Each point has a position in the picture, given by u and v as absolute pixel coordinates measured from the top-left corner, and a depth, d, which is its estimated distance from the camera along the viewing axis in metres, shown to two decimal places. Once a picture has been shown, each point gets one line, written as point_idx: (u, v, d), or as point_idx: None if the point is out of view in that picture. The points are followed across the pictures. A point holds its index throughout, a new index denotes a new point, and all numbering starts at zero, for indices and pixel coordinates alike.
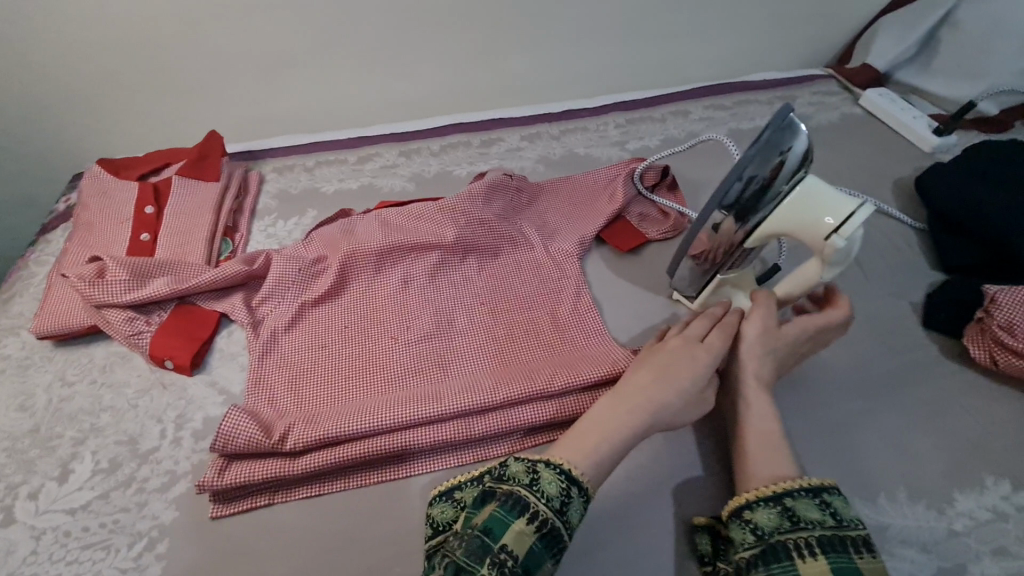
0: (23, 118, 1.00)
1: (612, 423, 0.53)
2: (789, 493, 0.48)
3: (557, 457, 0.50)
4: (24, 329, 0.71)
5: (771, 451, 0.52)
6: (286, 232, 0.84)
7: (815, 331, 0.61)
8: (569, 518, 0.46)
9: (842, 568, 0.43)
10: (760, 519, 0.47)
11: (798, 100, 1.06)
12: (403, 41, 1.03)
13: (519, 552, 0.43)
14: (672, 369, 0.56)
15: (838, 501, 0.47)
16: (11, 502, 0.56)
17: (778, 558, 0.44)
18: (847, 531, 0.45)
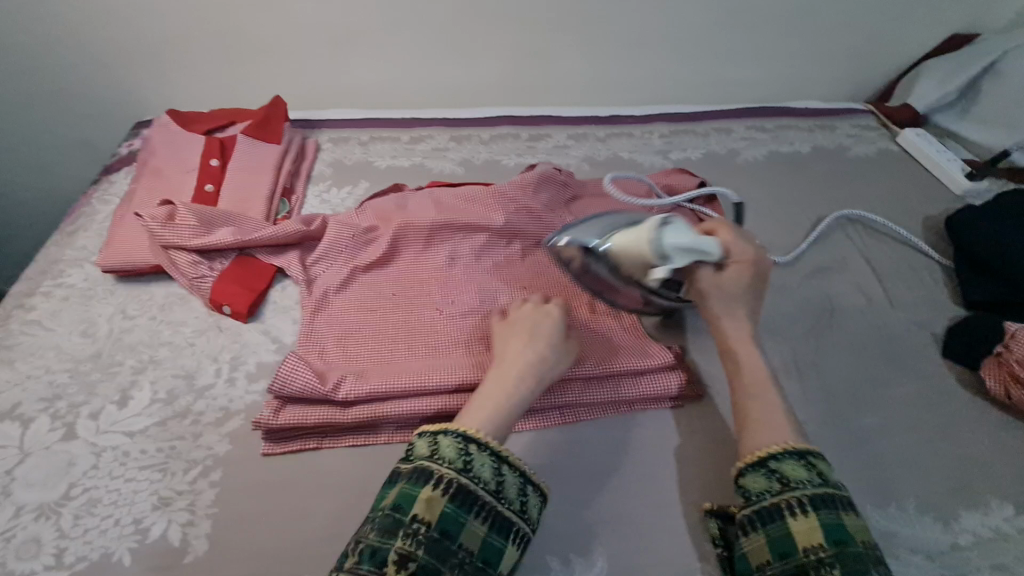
0: (95, 63, 1.05)
1: (501, 387, 0.55)
2: (775, 458, 0.51)
3: (462, 424, 0.52)
4: (89, 261, 0.75)
5: (766, 404, 0.56)
6: (339, 200, 0.87)
7: (755, 271, 0.64)
8: (480, 474, 0.48)
9: (833, 524, 0.47)
10: (752, 485, 0.51)
11: (836, 132, 1.10)
12: (465, 31, 1.06)
13: (429, 518, 0.46)
14: (537, 331, 0.61)
15: (821, 459, 0.51)
16: (73, 419, 0.59)
17: (772, 521, 0.48)
18: (832, 489, 0.49)
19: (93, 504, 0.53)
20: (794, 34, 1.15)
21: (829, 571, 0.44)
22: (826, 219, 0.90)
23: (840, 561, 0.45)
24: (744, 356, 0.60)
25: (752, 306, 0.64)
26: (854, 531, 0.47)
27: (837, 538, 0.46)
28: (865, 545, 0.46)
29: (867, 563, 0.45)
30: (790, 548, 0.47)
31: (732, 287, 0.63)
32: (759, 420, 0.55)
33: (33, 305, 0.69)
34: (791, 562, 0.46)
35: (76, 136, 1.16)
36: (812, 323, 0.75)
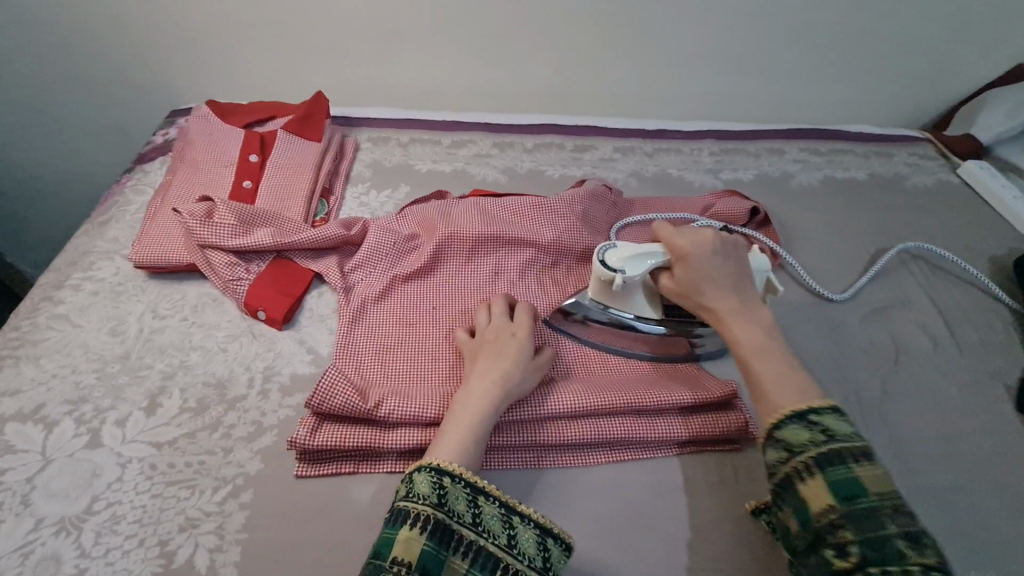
0: (132, 48, 1.02)
1: (464, 408, 0.52)
2: (776, 425, 0.44)
3: (434, 457, 0.47)
4: (120, 255, 0.73)
5: (768, 373, 0.47)
6: (379, 204, 0.84)
7: (700, 250, 0.56)
8: (454, 506, 0.45)
9: (842, 480, 0.40)
10: (762, 455, 0.45)
11: (894, 160, 1.05)
12: (513, 35, 1.03)
13: (409, 559, 0.42)
14: (502, 352, 0.57)
15: (828, 411, 0.44)
16: (98, 424, 0.56)
17: (787, 490, 0.42)
18: (840, 443, 0.42)
19: (116, 521, 0.49)
20: (853, 55, 1.11)
21: (843, 534, 0.38)
22: (886, 253, 0.85)
23: (852, 522, 0.38)
24: (729, 335, 0.51)
25: (723, 278, 0.54)
26: (867, 483, 0.40)
27: (848, 494, 0.40)
28: (882, 497, 0.39)
29: (883, 519, 0.38)
30: (806, 515, 0.41)
31: (685, 278, 0.55)
32: (766, 391, 0.46)
33: (62, 298, 0.67)
34: (809, 531, 0.40)
35: (108, 121, 1.13)
36: (875, 365, 0.71)
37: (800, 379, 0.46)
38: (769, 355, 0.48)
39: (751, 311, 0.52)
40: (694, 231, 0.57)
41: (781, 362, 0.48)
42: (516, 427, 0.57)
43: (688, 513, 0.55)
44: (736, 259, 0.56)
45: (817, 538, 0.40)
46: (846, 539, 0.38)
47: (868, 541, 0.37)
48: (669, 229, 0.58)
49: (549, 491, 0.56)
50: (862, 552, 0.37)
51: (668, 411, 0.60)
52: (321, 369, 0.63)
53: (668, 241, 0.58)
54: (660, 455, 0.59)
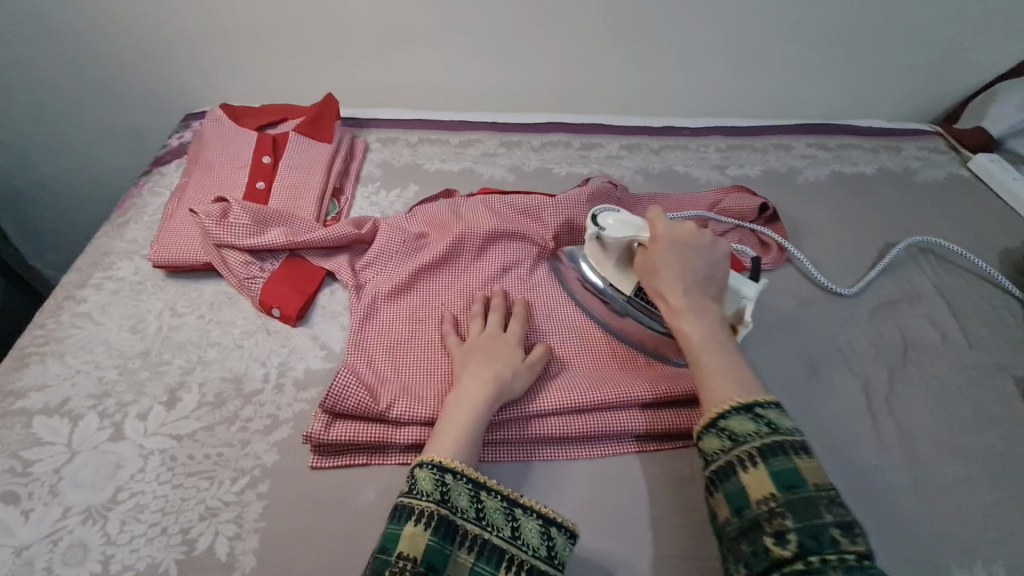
0: (148, 54, 1.05)
1: (459, 408, 0.53)
2: (722, 415, 0.48)
3: (433, 454, 0.49)
4: (138, 255, 0.75)
5: (711, 364, 0.52)
6: (389, 203, 0.85)
7: (677, 241, 0.60)
8: (458, 503, 0.46)
9: (784, 470, 0.44)
10: (705, 446, 0.48)
11: (902, 154, 1.04)
12: (520, 35, 1.04)
13: (415, 554, 0.43)
14: (494, 355, 0.59)
15: (771, 408, 0.48)
16: (121, 418, 0.58)
17: (726, 478, 0.46)
18: (780, 435, 0.46)
19: (140, 510, 0.51)
20: (861, 49, 1.10)
21: (781, 521, 0.42)
22: (895, 247, 0.85)
23: (792, 510, 0.42)
24: (683, 324, 0.56)
25: (692, 271, 0.58)
26: (807, 474, 0.44)
27: (788, 483, 0.43)
28: (818, 487, 0.43)
29: (819, 507, 0.42)
30: (744, 502, 0.44)
31: (658, 261, 0.59)
32: (709, 377, 0.51)
33: (84, 297, 0.69)
34: (746, 518, 0.43)
35: (125, 125, 1.16)
36: (883, 358, 0.71)
37: (742, 374, 0.52)
38: (716, 348, 0.53)
39: (709, 307, 0.57)
40: (681, 223, 0.61)
41: (725, 356, 0.53)
42: (520, 423, 0.58)
43: (696, 506, 0.55)
44: (705, 257, 0.59)
45: (754, 525, 0.43)
46: (784, 526, 0.41)
47: (804, 527, 0.41)
48: (658, 215, 0.62)
49: (559, 483, 0.56)
50: (799, 538, 0.40)
51: (673, 403, 0.61)
52: (335, 364, 0.64)
53: (653, 226, 0.61)
54: (666, 448, 0.60)
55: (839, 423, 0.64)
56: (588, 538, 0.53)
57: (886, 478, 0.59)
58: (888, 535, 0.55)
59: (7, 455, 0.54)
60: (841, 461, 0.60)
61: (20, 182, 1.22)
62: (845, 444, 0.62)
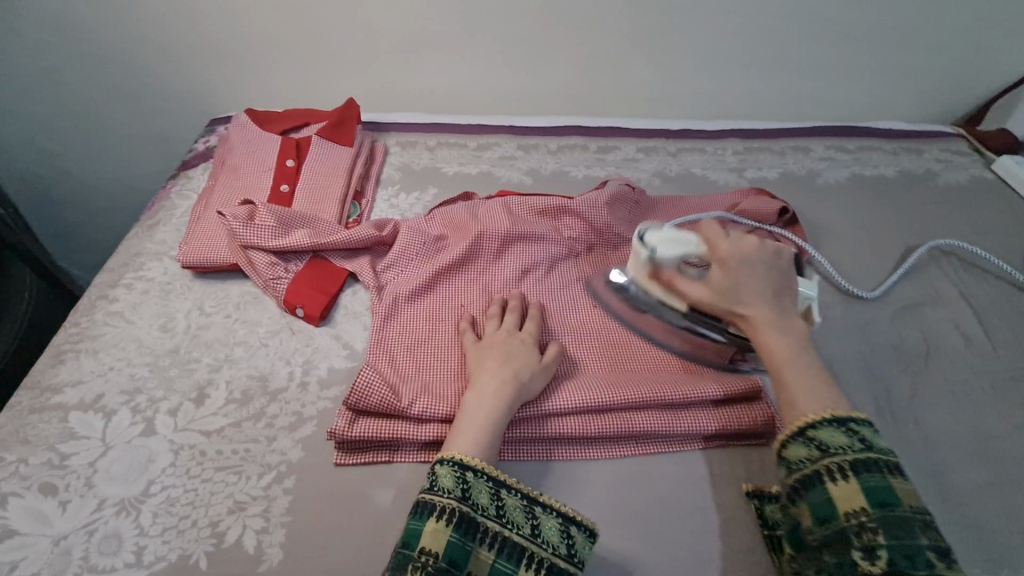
0: (176, 62, 1.08)
1: (478, 406, 0.54)
2: (813, 425, 0.47)
3: (453, 451, 0.50)
4: (167, 256, 0.77)
5: (798, 384, 0.50)
6: (408, 206, 0.87)
7: (739, 255, 0.58)
8: (480, 501, 0.47)
9: (877, 487, 0.44)
10: (790, 453, 0.48)
11: (923, 155, 1.03)
12: (537, 40, 1.05)
13: (437, 549, 0.44)
14: (511, 354, 0.59)
15: (865, 424, 0.47)
16: (153, 414, 0.60)
17: (812, 487, 0.46)
18: (876, 454, 0.46)
19: (171, 503, 0.53)
20: (882, 50, 1.09)
21: (873, 537, 0.42)
22: (916, 250, 0.85)
23: (884, 527, 0.42)
24: (764, 343, 0.54)
25: (762, 283, 0.57)
26: (902, 495, 0.44)
27: (883, 501, 0.43)
28: (913, 509, 0.43)
29: (915, 529, 0.42)
30: (831, 514, 0.44)
31: (722, 279, 0.58)
32: (795, 401, 0.50)
33: (116, 297, 0.71)
34: (832, 528, 0.44)
35: (151, 131, 1.19)
36: (905, 362, 0.70)
37: (829, 389, 0.50)
38: (804, 366, 0.52)
39: (786, 322, 0.55)
40: (741, 238, 0.59)
41: (812, 372, 0.51)
42: (541, 421, 0.58)
43: (715, 507, 0.56)
44: (773, 272, 0.58)
45: (842, 536, 0.43)
46: (876, 543, 0.42)
47: (899, 546, 0.41)
48: (718, 231, 0.60)
49: (579, 482, 0.57)
50: (891, 556, 0.41)
51: (693, 403, 0.61)
52: (357, 363, 0.66)
53: (713, 241, 0.60)
54: (685, 449, 0.60)
55: None
56: (607, 536, 0.53)
57: None
58: None
59: (45, 448, 0.56)
60: None
61: (51, 187, 1.26)
62: None
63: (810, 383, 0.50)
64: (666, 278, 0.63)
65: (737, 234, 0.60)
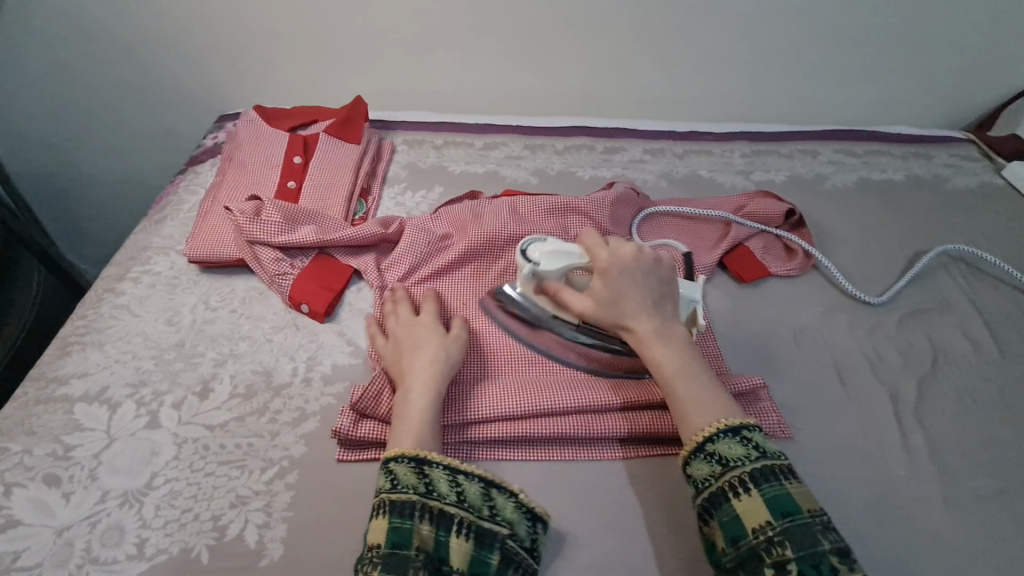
0: (186, 58, 1.09)
1: (409, 403, 0.54)
2: (710, 439, 0.48)
3: (396, 448, 0.49)
4: (174, 250, 0.77)
5: (689, 395, 0.52)
6: (414, 204, 0.87)
7: (622, 266, 0.57)
8: (405, 483, 0.47)
9: (777, 497, 0.44)
10: (694, 472, 0.48)
11: (933, 160, 1.03)
12: (546, 41, 1.05)
13: (378, 541, 0.44)
14: (420, 344, 0.59)
15: (755, 429, 0.49)
16: (157, 407, 0.60)
17: (719, 506, 0.45)
18: (771, 460, 0.46)
19: (174, 496, 0.53)
20: (892, 54, 1.09)
21: (781, 550, 0.42)
22: (925, 255, 0.84)
23: (790, 537, 0.42)
24: (654, 357, 0.55)
25: (646, 291, 0.57)
26: (799, 500, 0.44)
27: (784, 510, 0.44)
28: (812, 513, 0.44)
29: (815, 534, 0.43)
30: (739, 531, 0.44)
31: (607, 293, 0.57)
32: (688, 414, 0.51)
33: (123, 290, 0.71)
34: (742, 547, 0.43)
35: (160, 126, 1.20)
36: (912, 368, 0.70)
37: (717, 396, 0.52)
38: (690, 376, 0.53)
39: (668, 330, 0.56)
40: (619, 246, 0.59)
41: (699, 381, 0.53)
42: (545, 421, 0.58)
43: None
44: (655, 276, 0.58)
45: (751, 554, 0.43)
46: (785, 557, 0.42)
47: (804, 555, 0.42)
48: (596, 240, 0.59)
49: (581, 483, 0.56)
50: (801, 567, 0.41)
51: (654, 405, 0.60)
52: (361, 360, 0.66)
53: (592, 251, 0.59)
54: None
55: (865, 431, 0.63)
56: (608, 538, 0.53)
57: (913, 489, 0.59)
58: (915, 546, 0.54)
59: (50, 439, 0.57)
60: (873, 472, 0.60)
61: (61, 181, 1.27)
62: (870, 453, 0.61)
63: (702, 397, 0.51)
64: (552, 290, 0.62)
65: (614, 244, 0.60)
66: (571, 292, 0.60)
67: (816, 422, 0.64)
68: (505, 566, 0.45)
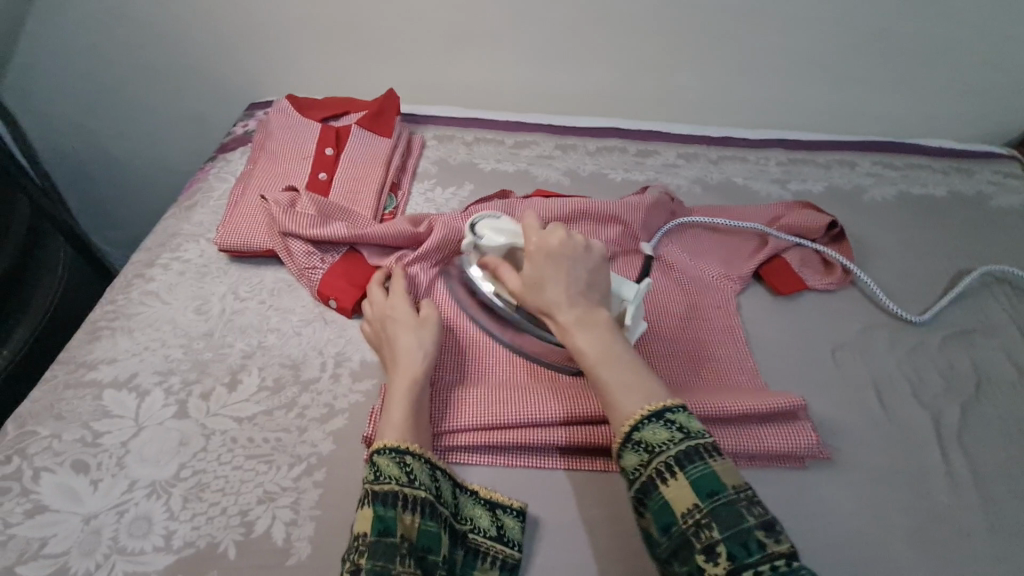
0: (218, 43, 1.08)
1: (393, 396, 0.53)
2: (637, 427, 0.43)
3: (384, 439, 0.49)
4: (204, 238, 0.77)
5: (611, 378, 0.46)
6: (444, 200, 0.86)
7: (551, 249, 0.53)
8: (389, 474, 0.46)
9: (703, 477, 0.41)
10: (623, 463, 0.44)
11: (975, 177, 1.00)
12: (582, 40, 1.03)
13: (366, 528, 0.43)
14: (398, 333, 0.59)
15: (680, 410, 0.44)
16: (186, 397, 0.59)
17: (649, 495, 0.42)
18: (695, 439, 0.42)
19: (202, 489, 0.52)
20: (936, 65, 1.06)
21: (709, 533, 0.38)
22: (968, 274, 0.81)
23: (716, 518, 0.39)
24: (575, 338, 0.49)
25: (575, 274, 0.53)
26: (723, 477, 0.41)
27: (710, 490, 0.40)
28: (737, 489, 0.40)
29: (740, 511, 0.39)
30: (670, 519, 0.40)
31: (535, 276, 0.53)
32: (611, 400, 0.46)
33: (152, 276, 0.71)
34: (675, 535, 0.40)
35: (188, 112, 1.20)
36: (955, 391, 0.68)
37: (645, 379, 0.46)
38: (617, 360, 0.48)
39: (595, 312, 0.51)
40: (553, 231, 0.55)
41: (624, 366, 0.47)
42: (575, 431, 0.57)
43: None
44: (587, 261, 0.54)
45: (683, 542, 0.39)
46: (714, 539, 0.38)
47: (732, 535, 0.38)
48: (533, 223, 0.56)
49: (608, 496, 0.56)
50: (729, 549, 0.37)
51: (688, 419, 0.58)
52: None
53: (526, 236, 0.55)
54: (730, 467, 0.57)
55: (905, 455, 0.61)
56: (640, 555, 0.52)
57: (956, 517, 0.57)
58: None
59: (79, 424, 0.56)
60: (914, 497, 0.58)
61: (88, 161, 1.27)
62: (910, 478, 0.59)
63: (629, 382, 0.46)
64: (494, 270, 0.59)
65: (550, 229, 0.55)
66: (510, 271, 0.57)
67: (855, 443, 0.62)
68: (469, 559, 0.48)
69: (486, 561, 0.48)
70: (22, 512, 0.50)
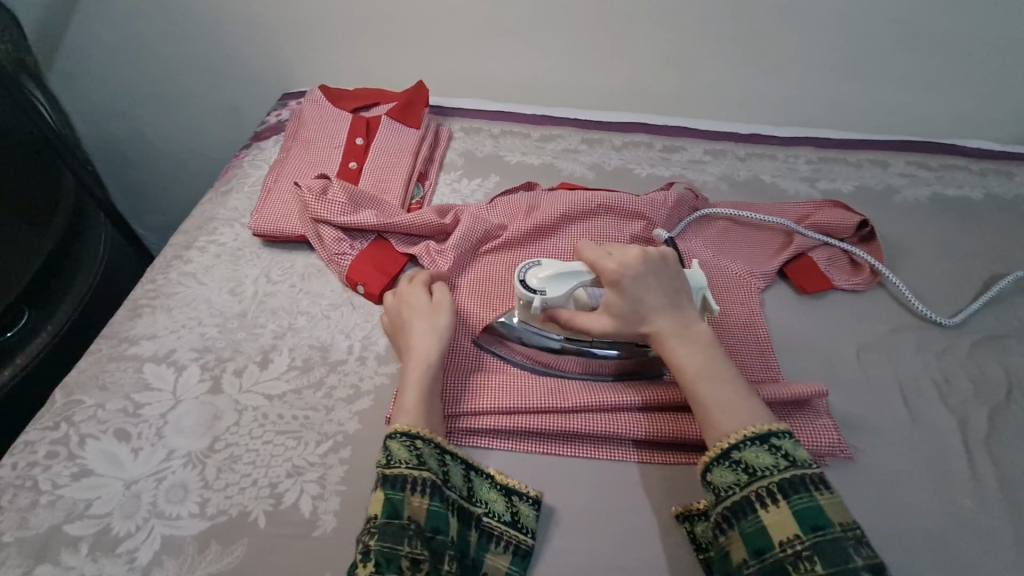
0: (254, 34, 1.11)
1: (406, 385, 0.54)
2: (737, 447, 0.46)
3: (395, 424, 0.50)
4: (239, 222, 0.79)
5: (712, 397, 0.50)
6: (470, 191, 0.87)
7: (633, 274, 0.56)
8: (398, 457, 0.48)
9: (807, 509, 0.43)
10: (718, 479, 0.46)
11: (1015, 179, 0.96)
12: (611, 36, 1.03)
13: (376, 510, 0.45)
14: (411, 322, 0.60)
15: (786, 436, 0.47)
16: (220, 373, 0.62)
17: (743, 517, 0.44)
18: (800, 469, 0.45)
19: (234, 461, 0.55)
20: (979, 63, 1.03)
21: (810, 564, 0.41)
22: (1003, 279, 0.79)
23: (819, 552, 0.41)
24: (676, 356, 0.53)
25: (659, 297, 0.56)
26: (830, 513, 0.43)
27: (813, 523, 0.42)
28: (843, 527, 0.42)
29: (847, 550, 0.41)
30: (765, 543, 0.43)
31: (620, 301, 0.55)
32: (714, 417, 0.49)
33: (190, 258, 0.74)
34: (768, 558, 0.42)
35: (223, 101, 1.23)
36: (985, 397, 0.66)
37: (744, 396, 0.50)
38: (714, 378, 0.51)
39: (688, 331, 0.55)
40: (627, 254, 0.58)
41: (723, 383, 0.51)
42: (594, 419, 0.58)
43: None
44: (665, 282, 0.57)
45: (778, 567, 0.42)
46: (813, 570, 0.41)
47: (834, 569, 0.40)
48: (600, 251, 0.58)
49: (624, 485, 0.56)
50: None
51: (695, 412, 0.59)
52: None
53: (598, 263, 0.58)
54: None
55: (930, 458, 0.60)
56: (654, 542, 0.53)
57: (981, 523, 0.56)
58: None
59: (120, 396, 0.59)
60: (938, 501, 0.57)
61: (127, 147, 1.33)
62: (935, 482, 0.58)
63: (727, 399, 0.50)
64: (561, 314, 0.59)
65: (622, 252, 0.59)
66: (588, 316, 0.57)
67: (877, 444, 0.61)
68: (483, 541, 0.50)
69: (499, 545, 0.50)
70: (69, 475, 0.53)
